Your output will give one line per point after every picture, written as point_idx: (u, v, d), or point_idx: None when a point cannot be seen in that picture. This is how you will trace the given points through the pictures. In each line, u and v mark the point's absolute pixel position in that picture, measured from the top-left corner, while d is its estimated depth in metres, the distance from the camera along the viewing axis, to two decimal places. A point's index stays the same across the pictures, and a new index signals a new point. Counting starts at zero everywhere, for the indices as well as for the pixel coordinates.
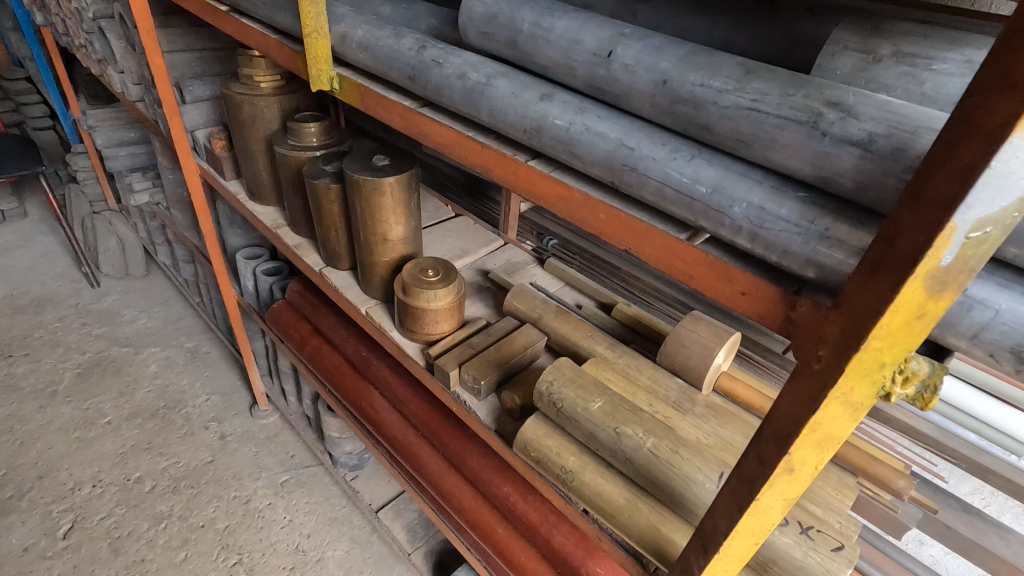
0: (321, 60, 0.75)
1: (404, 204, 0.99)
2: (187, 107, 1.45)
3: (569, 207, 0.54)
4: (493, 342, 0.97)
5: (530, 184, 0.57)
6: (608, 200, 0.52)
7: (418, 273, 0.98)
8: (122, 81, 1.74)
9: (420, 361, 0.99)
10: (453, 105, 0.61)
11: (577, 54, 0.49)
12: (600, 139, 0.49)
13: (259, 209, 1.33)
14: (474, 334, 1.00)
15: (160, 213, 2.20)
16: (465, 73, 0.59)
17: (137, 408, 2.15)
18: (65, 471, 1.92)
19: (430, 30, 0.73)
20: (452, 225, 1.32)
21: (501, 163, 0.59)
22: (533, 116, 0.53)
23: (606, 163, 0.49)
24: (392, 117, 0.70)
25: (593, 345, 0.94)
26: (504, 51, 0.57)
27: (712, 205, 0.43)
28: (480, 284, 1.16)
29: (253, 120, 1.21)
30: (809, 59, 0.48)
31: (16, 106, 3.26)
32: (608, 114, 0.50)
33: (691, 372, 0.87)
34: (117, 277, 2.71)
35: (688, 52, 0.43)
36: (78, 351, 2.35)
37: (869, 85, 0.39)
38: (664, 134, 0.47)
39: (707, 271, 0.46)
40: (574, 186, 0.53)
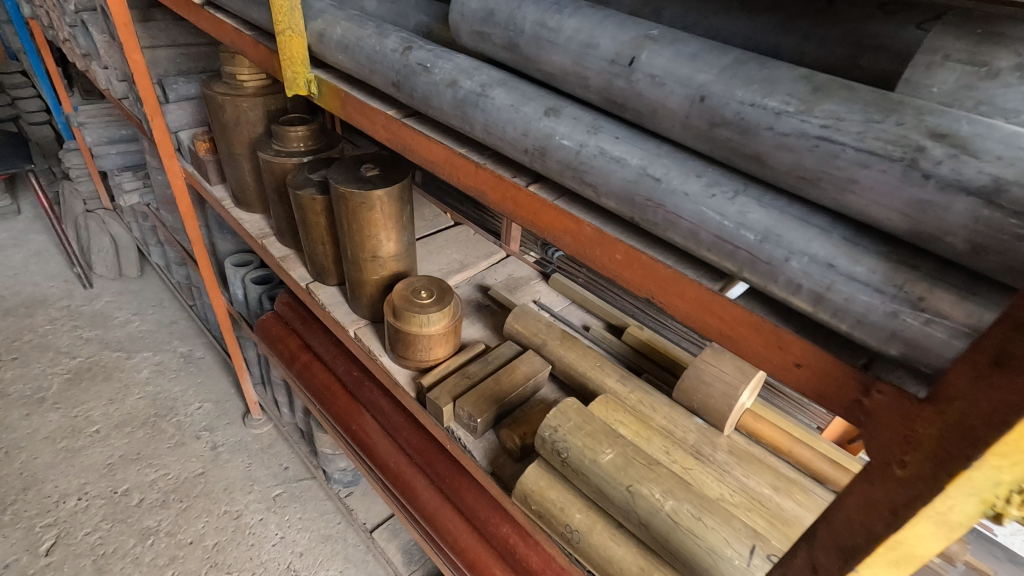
0: (296, 61, 0.66)
1: (395, 219, 0.90)
2: (170, 107, 1.36)
3: (577, 243, 0.45)
4: (491, 371, 0.88)
5: (531, 213, 0.48)
6: (626, 238, 0.43)
7: (410, 294, 0.90)
8: (106, 77, 1.65)
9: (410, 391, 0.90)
10: (442, 116, 0.52)
11: (590, 60, 0.40)
12: (618, 165, 0.40)
13: (245, 217, 1.24)
14: (471, 361, 0.91)
15: (151, 214, 2.12)
16: (455, 80, 0.50)
17: (127, 416, 2.08)
18: (50, 483, 1.86)
19: (419, 29, 0.63)
20: (450, 235, 1.23)
21: (497, 187, 0.50)
22: (535, 135, 0.44)
23: (624, 195, 0.40)
24: (376, 128, 0.61)
25: (602, 377, 0.85)
26: (502, 54, 0.47)
27: (762, 257, 0.34)
28: (479, 301, 1.07)
29: (236, 122, 1.12)
30: (879, 69, 0.38)
31: (10, 100, 3.18)
32: (627, 135, 0.40)
33: (712, 411, 0.78)
34: (110, 277, 2.64)
35: (733, 61, 0.34)
36: (68, 356, 2.28)
37: (978, 108, 0.30)
38: (699, 162, 0.38)
39: (750, 334, 0.37)
40: (583, 219, 0.44)
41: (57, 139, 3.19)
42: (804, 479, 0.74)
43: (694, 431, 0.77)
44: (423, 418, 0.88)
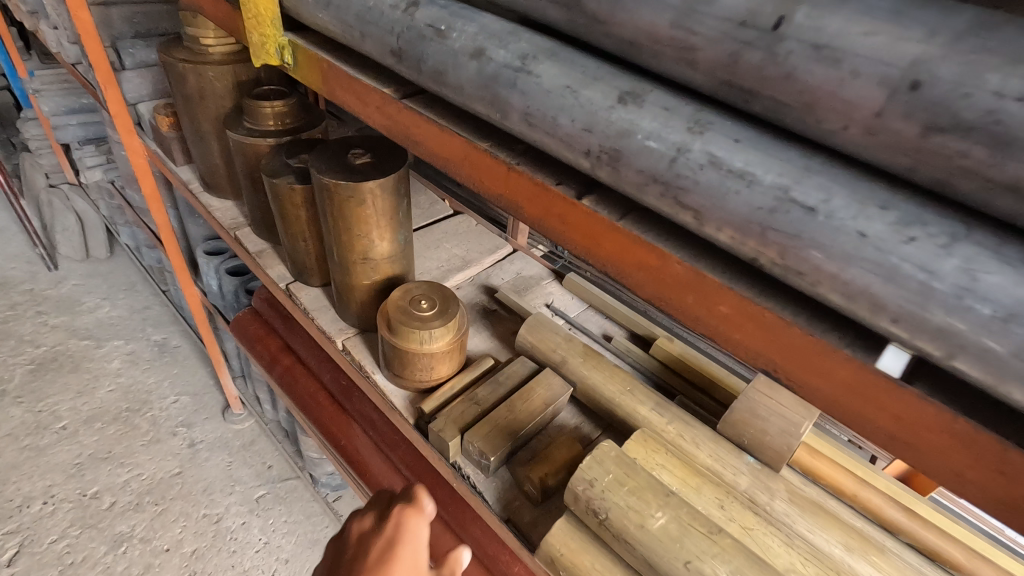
0: (264, 21, 0.52)
1: (391, 215, 0.76)
2: (127, 75, 1.19)
3: (659, 286, 0.32)
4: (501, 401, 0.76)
5: (586, 238, 0.35)
6: (732, 281, 0.30)
7: (407, 304, 0.76)
8: (57, 39, 1.46)
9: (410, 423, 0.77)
10: (460, 97, 0.38)
11: (703, 22, 0.26)
12: (742, 182, 0.26)
13: (215, 204, 1.09)
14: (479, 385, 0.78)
15: (117, 193, 1.94)
16: (482, 49, 0.36)
17: (97, 411, 1.94)
18: (12, 485, 1.72)
19: None
20: (450, 226, 1.09)
21: (536, 200, 0.37)
22: (604, 133, 0.30)
23: (746, 226, 0.27)
24: (371, 111, 0.47)
25: (634, 404, 0.73)
26: (551, 11, 0.33)
27: (1003, 344, 0.21)
28: (484, 305, 0.94)
29: (201, 94, 0.96)
30: None
31: None
32: (749, 135, 0.27)
33: (768, 451, 0.66)
34: (77, 259, 2.46)
35: (969, 26, 0.21)
36: (31, 344, 2.11)
37: None
38: (874, 182, 0.25)
39: (949, 448, 0.24)
40: (667, 251, 0.31)
41: (15, 106, 2.96)
42: (872, 530, 0.64)
43: (746, 473, 0.66)
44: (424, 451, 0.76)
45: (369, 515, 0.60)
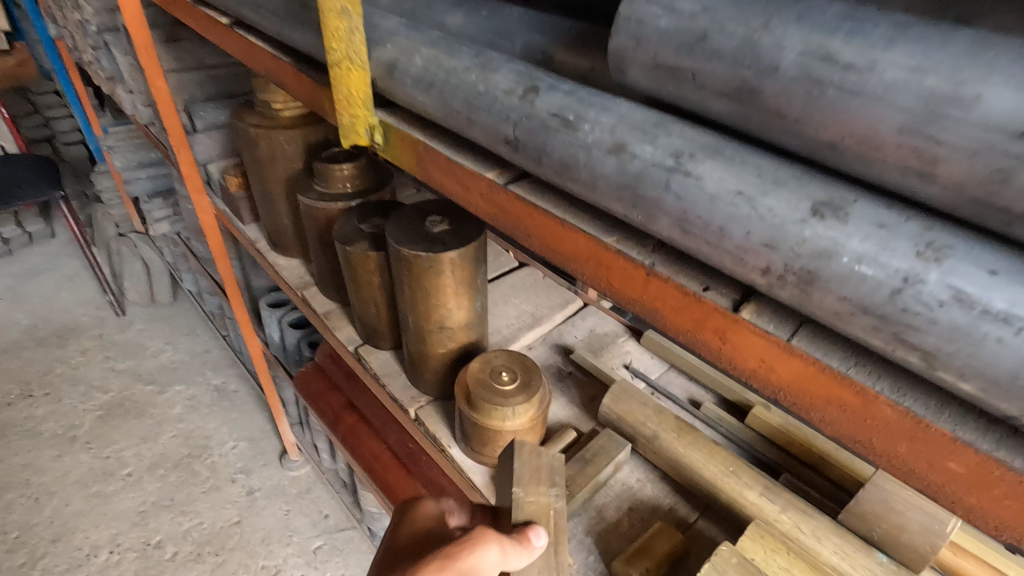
0: (355, 101, 0.48)
1: (468, 283, 0.73)
2: (198, 137, 1.21)
3: (859, 429, 0.27)
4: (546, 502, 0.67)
5: (753, 360, 0.30)
6: (956, 426, 0.25)
7: (487, 376, 0.72)
8: (131, 102, 1.50)
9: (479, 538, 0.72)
10: (596, 198, 0.34)
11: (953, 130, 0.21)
12: (1008, 329, 0.21)
13: (282, 263, 1.09)
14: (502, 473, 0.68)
15: (181, 244, 1.99)
16: (622, 144, 0.31)
17: (160, 457, 1.96)
18: (81, 533, 1.75)
19: (529, 53, 0.43)
20: (516, 278, 1.05)
21: (688, 311, 0.32)
22: (799, 256, 0.25)
23: (1017, 382, 0.21)
24: (472, 198, 0.44)
25: (741, 491, 0.66)
26: (719, 107, 0.28)
27: None
28: (559, 368, 0.89)
29: (271, 158, 0.96)
30: None
31: (46, 124, 3.18)
32: (1011, 266, 0.22)
33: (906, 550, 0.58)
34: (143, 304, 2.54)
35: None
36: (100, 390, 2.17)
37: None
38: None
39: None
40: (867, 386, 0.26)
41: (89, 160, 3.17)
42: None
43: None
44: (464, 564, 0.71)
45: None
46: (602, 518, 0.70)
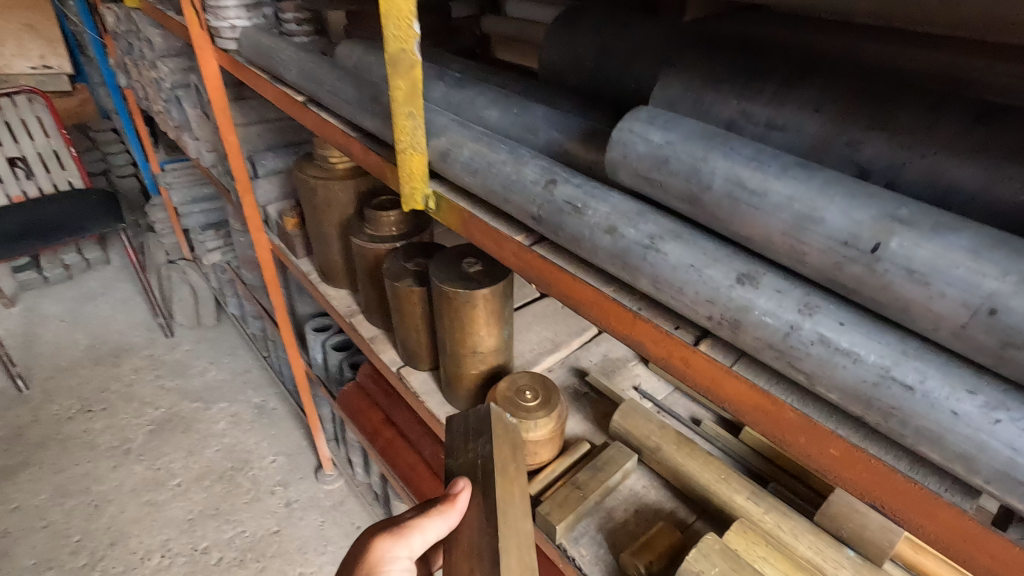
0: (415, 178, 0.63)
1: (498, 315, 0.86)
2: (260, 182, 1.38)
3: (775, 427, 0.39)
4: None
5: (705, 379, 0.42)
6: (837, 426, 0.36)
7: (513, 395, 0.85)
8: (196, 147, 1.68)
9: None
10: (597, 262, 0.47)
11: (813, 236, 0.33)
12: (848, 359, 0.33)
13: (332, 293, 1.24)
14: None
15: (230, 271, 2.17)
16: (615, 226, 0.44)
17: (206, 469, 2.11)
18: (135, 538, 1.90)
19: (550, 147, 0.57)
20: (538, 308, 1.18)
21: (660, 343, 0.44)
22: (727, 308, 0.38)
23: (856, 393, 0.33)
24: (504, 252, 0.57)
25: (731, 495, 0.77)
26: (679, 206, 0.41)
27: None
28: (576, 388, 1.02)
29: (327, 204, 1.12)
30: None
31: (103, 158, 3.45)
32: (854, 321, 0.34)
33: (869, 546, 0.68)
34: (189, 326, 2.73)
35: None
36: (151, 406, 2.35)
37: None
38: (964, 366, 0.31)
39: None
40: (782, 398, 0.38)
41: (141, 191, 3.42)
42: None
43: (849, 568, 0.68)
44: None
45: None
46: (611, 518, 0.81)
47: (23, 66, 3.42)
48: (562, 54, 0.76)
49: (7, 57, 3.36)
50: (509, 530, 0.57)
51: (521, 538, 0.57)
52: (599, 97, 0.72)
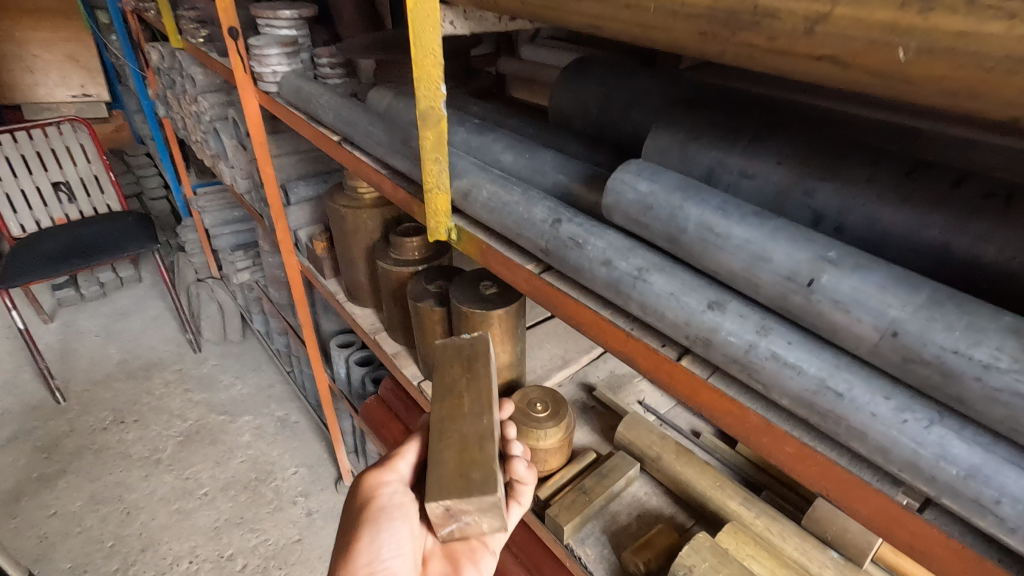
0: (440, 213, 0.72)
1: (511, 333, 0.94)
2: (292, 209, 1.48)
3: (742, 428, 0.46)
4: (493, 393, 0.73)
5: (685, 389, 0.50)
6: (792, 428, 0.44)
7: (525, 407, 0.93)
8: (231, 174, 1.81)
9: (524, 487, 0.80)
10: (595, 289, 0.55)
11: (765, 271, 0.41)
12: (794, 371, 0.41)
13: (358, 312, 1.34)
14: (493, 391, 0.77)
15: (258, 289, 2.29)
16: (609, 260, 0.53)
17: (231, 479, 2.21)
18: (165, 544, 1.99)
19: (557, 188, 0.66)
20: (549, 326, 1.26)
21: (650, 357, 0.52)
22: (700, 328, 0.46)
23: (800, 399, 0.41)
24: (517, 279, 0.65)
25: (725, 499, 0.83)
26: (661, 243, 0.50)
27: (968, 491, 0.34)
28: (584, 402, 1.09)
29: (355, 230, 1.22)
30: None
31: (137, 182, 3.63)
32: (799, 340, 0.42)
33: (851, 547, 0.74)
34: (216, 341, 2.85)
35: (928, 299, 0.35)
36: (180, 419, 2.46)
37: None
38: (885, 378, 0.38)
39: (949, 556, 0.37)
40: (747, 404, 0.46)
41: (172, 213, 3.58)
42: None
43: (832, 567, 0.74)
44: (512, 508, 0.80)
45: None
46: (615, 521, 0.88)
47: (65, 94, 3.63)
48: (572, 101, 0.84)
49: (50, 87, 3.57)
50: (446, 440, 0.65)
51: (458, 441, 0.65)
52: (603, 140, 0.81)
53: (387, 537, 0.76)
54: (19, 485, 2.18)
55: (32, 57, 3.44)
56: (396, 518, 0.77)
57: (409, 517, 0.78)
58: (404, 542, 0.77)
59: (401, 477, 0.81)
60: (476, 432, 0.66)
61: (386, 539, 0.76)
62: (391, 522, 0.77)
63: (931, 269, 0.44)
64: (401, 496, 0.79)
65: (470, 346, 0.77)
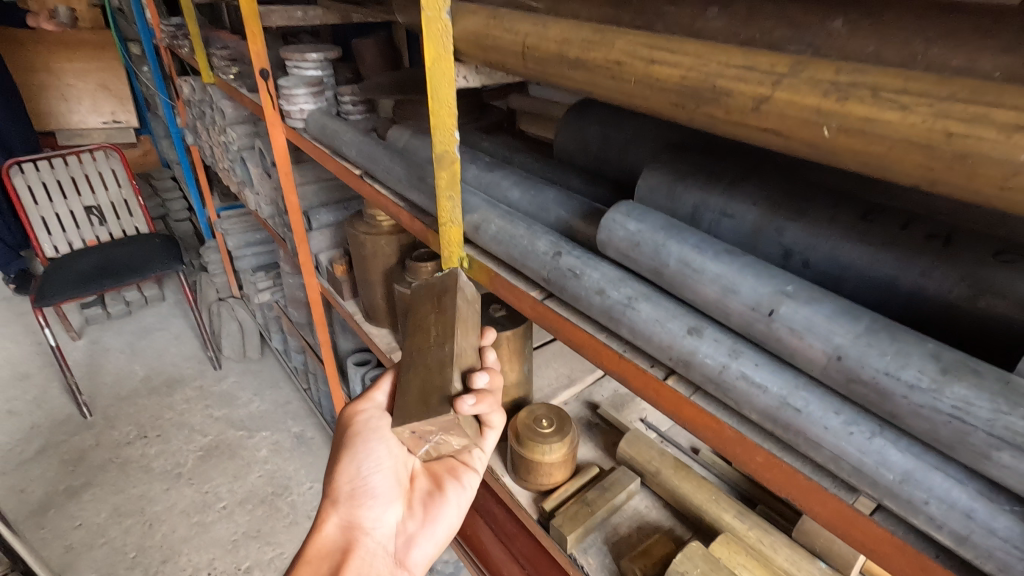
0: (453, 244, 0.79)
1: (519, 352, 1.01)
2: (313, 234, 1.56)
3: (719, 439, 0.52)
4: (465, 320, 0.74)
5: (670, 404, 0.55)
6: (762, 440, 0.49)
7: (532, 423, 0.98)
8: (256, 200, 1.91)
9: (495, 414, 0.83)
10: (590, 314, 0.62)
11: (733, 302, 0.48)
12: (759, 389, 0.47)
13: (375, 332, 1.41)
14: (471, 321, 0.76)
15: (278, 309, 2.38)
16: (603, 289, 0.59)
17: (249, 493, 2.27)
18: (185, 556, 2.05)
19: (559, 222, 0.73)
20: (556, 346, 1.32)
21: (639, 375, 0.58)
22: (680, 350, 0.52)
23: (766, 414, 0.47)
24: (522, 304, 0.71)
25: (719, 512, 0.88)
26: (647, 275, 0.56)
27: (903, 494, 0.39)
28: (589, 420, 1.15)
29: (374, 255, 1.30)
30: (985, 323, 0.44)
31: (163, 204, 3.77)
32: (765, 362, 0.48)
33: (838, 558, 0.79)
34: (236, 359, 2.94)
35: (867, 328, 0.41)
36: (201, 434, 2.54)
37: None
38: (837, 396, 0.44)
39: (896, 552, 0.42)
40: (723, 418, 0.51)
41: (195, 234, 3.71)
42: None
43: None
44: (484, 432, 0.86)
45: (428, 493, 0.94)
46: (616, 532, 0.93)
47: (97, 121, 3.81)
48: (574, 139, 0.91)
49: (83, 114, 3.75)
50: (416, 369, 0.71)
51: (425, 371, 0.70)
52: (603, 175, 0.88)
53: (366, 461, 0.88)
54: (46, 497, 2.26)
55: (67, 86, 3.62)
56: (372, 443, 0.88)
57: (384, 442, 0.89)
58: (381, 464, 0.89)
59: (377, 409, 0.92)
60: (439, 360, 0.69)
61: (365, 460, 0.87)
62: (368, 444, 0.88)
63: (885, 300, 0.50)
64: (377, 424, 0.90)
65: (442, 281, 0.77)
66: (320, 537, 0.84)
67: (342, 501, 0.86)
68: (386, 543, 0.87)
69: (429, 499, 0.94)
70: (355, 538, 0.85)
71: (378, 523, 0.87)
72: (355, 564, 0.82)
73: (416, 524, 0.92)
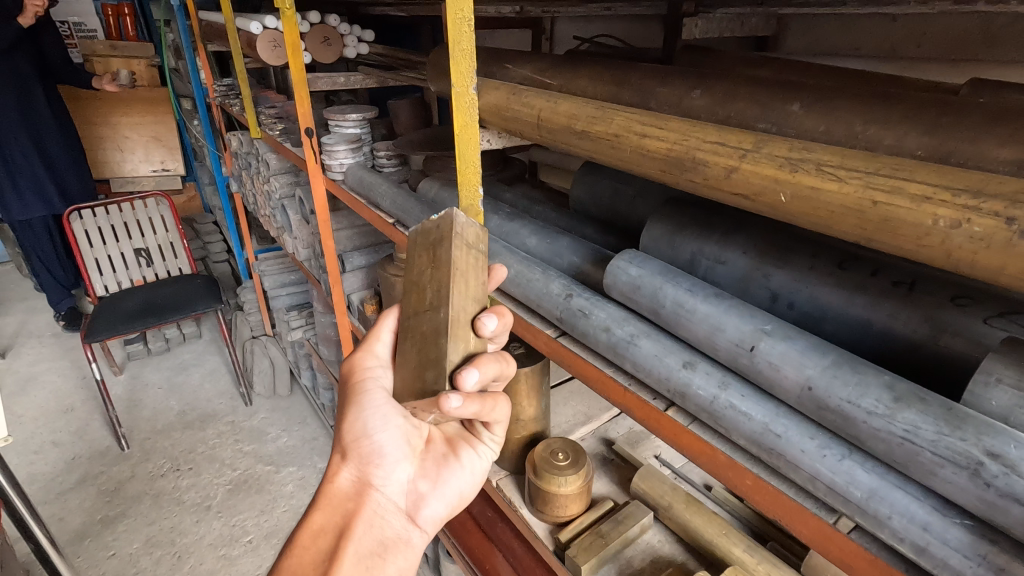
0: None
1: (537, 388, 1.07)
2: (347, 275, 1.68)
3: (714, 464, 0.57)
4: (462, 274, 0.67)
5: (670, 433, 0.61)
6: (750, 464, 0.55)
7: (549, 456, 1.03)
8: (293, 243, 2.03)
9: (499, 396, 0.75)
10: (598, 351, 0.68)
11: (720, 338, 0.55)
12: (745, 416, 0.53)
13: None
14: (472, 276, 0.68)
15: (309, 347, 2.48)
16: (609, 326, 0.66)
17: (275, 528, 2.32)
18: None
19: (572, 267, 0.81)
20: (574, 385, 1.38)
21: (642, 406, 0.64)
22: (677, 382, 0.58)
23: (752, 439, 0.52)
24: (538, 341, 0.78)
25: (729, 545, 0.92)
26: (648, 315, 0.63)
27: (870, 509, 0.44)
28: (604, 455, 1.19)
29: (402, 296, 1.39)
30: (943, 359, 0.50)
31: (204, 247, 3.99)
32: (751, 393, 0.54)
33: None
34: (266, 395, 3.04)
35: (832, 362, 0.47)
36: (230, 468, 2.61)
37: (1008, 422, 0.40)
38: (814, 424, 0.50)
39: (868, 567, 0.47)
40: (717, 444, 0.57)
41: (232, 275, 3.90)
42: None
43: None
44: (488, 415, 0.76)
45: (444, 458, 0.84)
46: (630, 565, 0.96)
47: (147, 169, 4.09)
48: (586, 191, 0.99)
49: (135, 163, 4.03)
50: (412, 333, 0.68)
51: (421, 336, 0.67)
52: (614, 225, 0.96)
53: (372, 415, 0.76)
54: (83, 526, 2.35)
55: (123, 138, 3.91)
56: (378, 395, 0.77)
57: (392, 396, 0.77)
58: (391, 417, 0.78)
59: (381, 360, 0.80)
60: (433, 329, 0.65)
61: (369, 415, 0.76)
62: (373, 399, 0.76)
63: (860, 339, 0.55)
64: (381, 377, 0.78)
65: (437, 228, 0.69)
66: (331, 488, 0.76)
67: (353, 455, 0.76)
68: (398, 501, 0.78)
69: (442, 462, 0.83)
70: (365, 493, 0.75)
71: (389, 481, 0.78)
72: (363, 518, 0.74)
73: (428, 484, 0.81)
